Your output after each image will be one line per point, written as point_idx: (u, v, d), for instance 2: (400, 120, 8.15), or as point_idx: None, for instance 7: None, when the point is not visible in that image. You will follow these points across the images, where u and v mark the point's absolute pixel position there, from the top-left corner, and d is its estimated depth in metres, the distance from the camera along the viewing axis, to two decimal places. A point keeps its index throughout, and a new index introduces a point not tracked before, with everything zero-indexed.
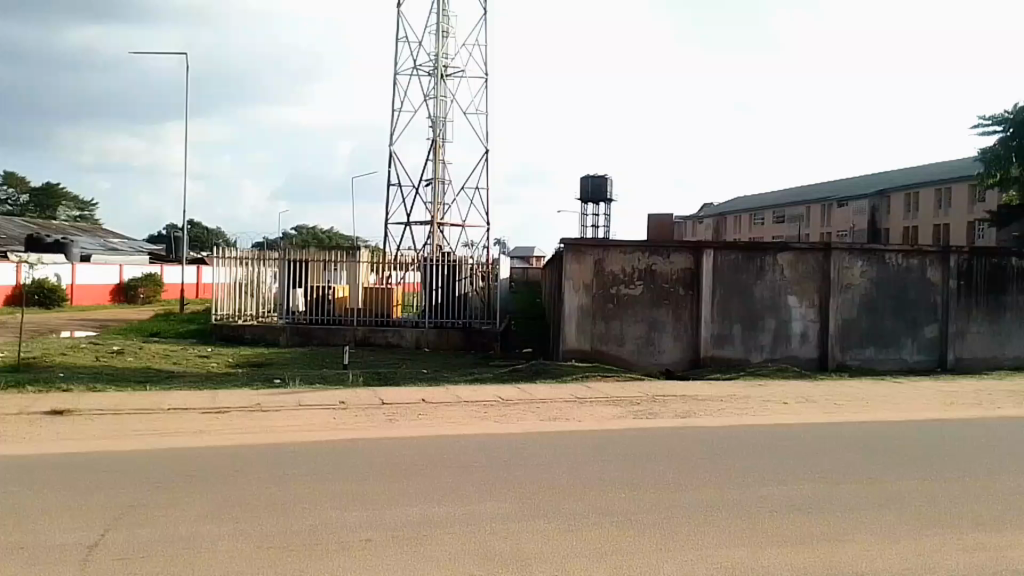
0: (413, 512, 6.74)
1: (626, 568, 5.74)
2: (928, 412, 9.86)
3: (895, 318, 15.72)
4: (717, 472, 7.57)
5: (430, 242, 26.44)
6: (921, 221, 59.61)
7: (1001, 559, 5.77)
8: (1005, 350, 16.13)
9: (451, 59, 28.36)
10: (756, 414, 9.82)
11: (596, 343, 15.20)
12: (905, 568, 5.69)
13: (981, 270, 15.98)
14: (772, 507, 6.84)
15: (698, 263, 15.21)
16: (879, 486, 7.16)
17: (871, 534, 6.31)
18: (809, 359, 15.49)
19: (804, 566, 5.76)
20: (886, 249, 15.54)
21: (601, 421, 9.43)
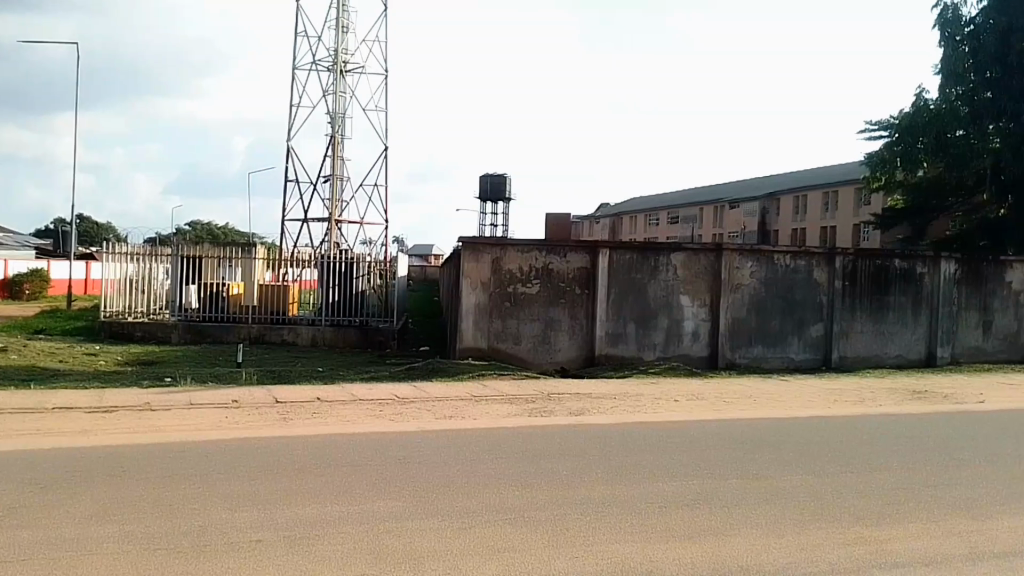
0: (306, 510, 6.68)
1: (512, 562, 5.79)
2: (814, 410, 10.21)
3: (782, 318, 16.11)
4: (609, 467, 7.69)
5: (327, 240, 26.51)
6: (808, 223, 61.03)
7: (882, 550, 5.93)
8: (886, 349, 16.70)
9: (350, 54, 28.73)
10: (648, 412, 10.00)
11: (492, 341, 15.19)
12: (789, 561, 5.81)
13: (866, 271, 16.49)
14: (663, 501, 6.93)
15: (594, 262, 15.30)
16: (768, 479, 7.34)
17: (760, 528, 6.42)
18: (699, 358, 15.80)
19: (687, 560, 5.85)
20: (774, 249, 15.91)
21: (495, 420, 9.47)
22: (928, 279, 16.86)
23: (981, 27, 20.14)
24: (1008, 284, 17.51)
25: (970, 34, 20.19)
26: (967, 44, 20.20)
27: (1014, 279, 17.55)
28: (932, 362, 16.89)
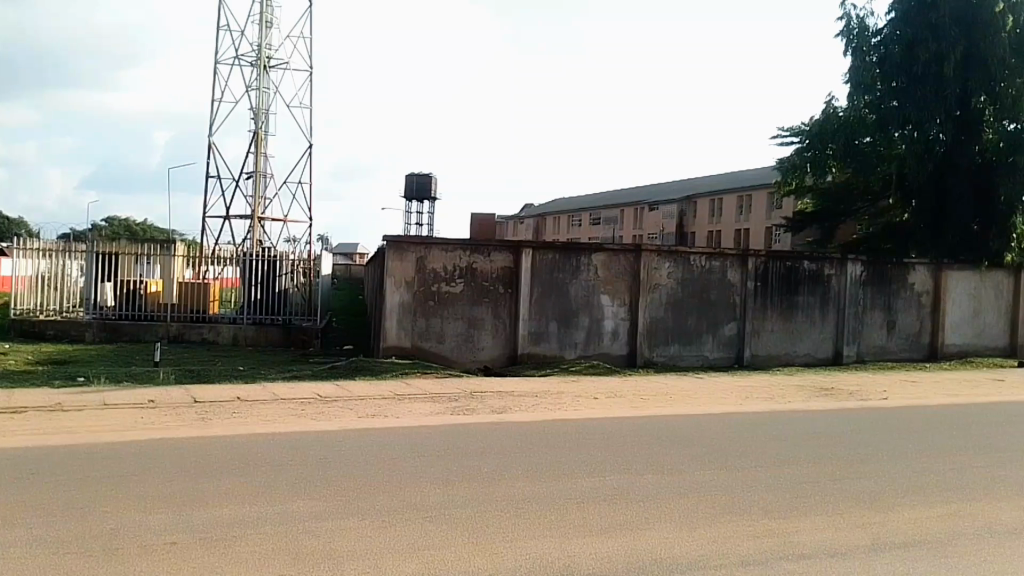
0: (224, 509, 6.59)
1: (429, 558, 5.84)
2: (728, 406, 10.58)
3: (697, 317, 16.56)
4: (530, 464, 7.81)
5: (250, 237, 26.23)
6: (724, 225, 62.98)
7: (788, 542, 6.16)
8: (795, 348, 17.36)
9: (273, 49, 28.36)
10: (569, 409, 10.20)
11: (416, 340, 15.19)
12: (699, 554, 5.99)
13: (776, 272, 17.09)
14: (580, 495, 7.08)
15: (517, 262, 15.42)
16: (683, 474, 7.54)
17: (674, 520, 6.60)
18: (617, 357, 16.11)
19: (601, 553, 6.00)
20: (690, 250, 16.32)
21: (418, 417, 9.54)
22: (835, 281, 17.59)
23: (888, 36, 20.43)
24: (911, 284, 18.63)
25: (877, 43, 20.54)
26: (874, 53, 20.49)
27: (916, 280, 18.69)
28: (838, 360, 17.72)
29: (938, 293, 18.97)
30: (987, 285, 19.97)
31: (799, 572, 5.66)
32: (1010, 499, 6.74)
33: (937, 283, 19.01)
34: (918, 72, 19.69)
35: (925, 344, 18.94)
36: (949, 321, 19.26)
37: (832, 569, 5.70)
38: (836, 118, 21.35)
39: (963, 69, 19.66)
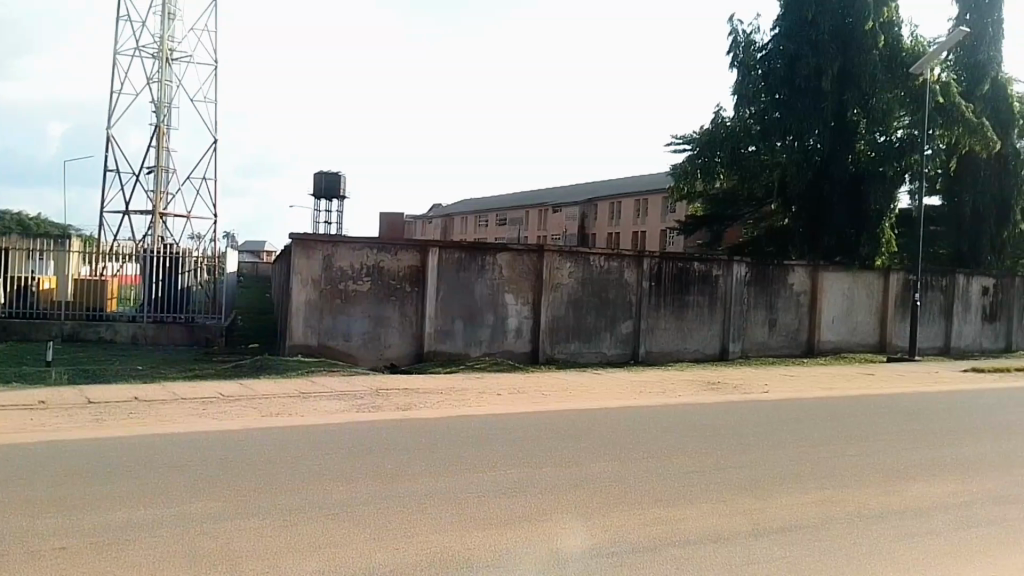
0: (118, 511, 6.45)
1: (328, 553, 5.89)
2: (623, 401, 11.02)
3: (596, 315, 17.05)
4: (433, 460, 7.95)
5: (151, 232, 25.40)
6: (622, 229, 65.40)
7: (677, 529, 6.49)
8: (686, 344, 18.14)
9: (175, 42, 27.44)
10: (473, 406, 10.42)
11: (322, 338, 15.08)
12: (590, 543, 6.24)
13: (669, 272, 17.84)
14: (479, 489, 7.26)
15: (424, 260, 15.54)
16: (581, 467, 7.82)
17: (571, 512, 6.83)
18: (520, 354, 16.42)
19: (498, 545, 6.18)
20: (590, 251, 16.81)
21: (321, 416, 9.54)
22: (723, 281, 18.50)
23: (773, 52, 22.64)
24: (791, 284, 19.71)
25: (764, 58, 22.74)
26: (761, 68, 22.79)
27: (795, 280, 19.78)
28: (724, 356, 18.62)
29: (816, 292, 20.10)
30: (859, 287, 21.07)
31: (684, 558, 5.97)
32: (879, 485, 7.29)
33: (814, 283, 20.10)
34: (801, 84, 21.98)
35: (803, 341, 20.04)
36: (826, 319, 20.37)
37: (716, 555, 6.03)
38: (725, 127, 23.27)
39: (839, 84, 22.04)
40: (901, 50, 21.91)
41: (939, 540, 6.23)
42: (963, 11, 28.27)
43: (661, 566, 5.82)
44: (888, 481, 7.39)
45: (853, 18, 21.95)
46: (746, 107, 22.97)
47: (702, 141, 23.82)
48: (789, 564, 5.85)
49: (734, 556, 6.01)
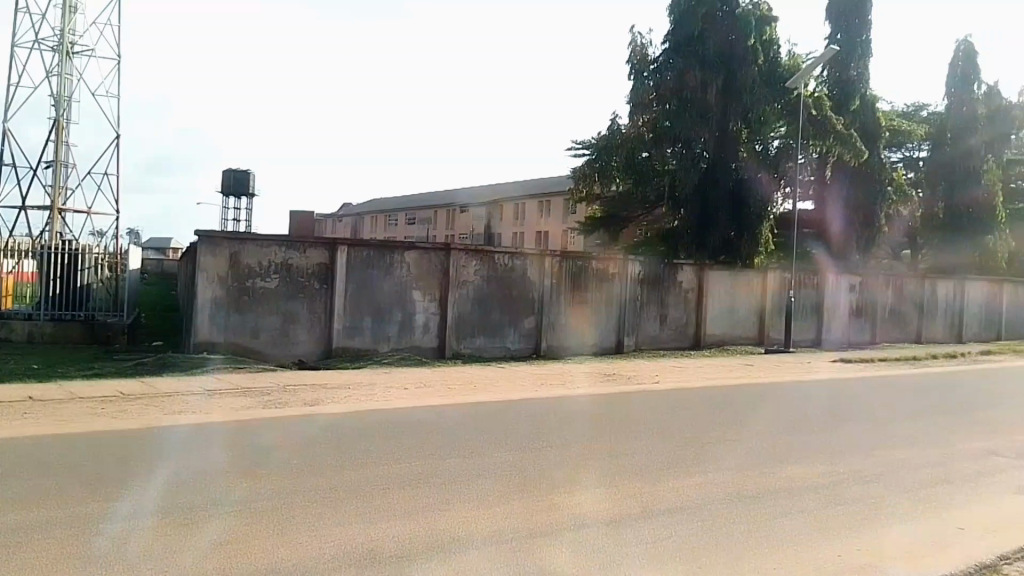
0: (9, 517, 6.25)
1: (230, 549, 5.94)
2: (526, 393, 11.49)
3: (500, 311, 17.59)
4: (340, 455, 8.09)
5: (48, 229, 24.23)
6: (526, 228, 68.45)
7: (573, 514, 6.87)
8: (585, 338, 18.86)
9: (77, 34, 26.28)
10: (380, 400, 10.64)
11: (229, 335, 14.84)
12: (490, 530, 6.54)
13: (569, 271, 18.54)
14: (382, 481, 7.47)
15: (332, 258, 15.62)
16: (483, 458, 8.14)
17: (472, 501, 7.13)
18: (428, 349, 16.76)
19: (401, 534, 6.40)
20: (494, 249, 17.31)
21: (226, 414, 9.52)
22: (619, 278, 19.27)
23: (664, 64, 24.84)
24: (679, 283, 20.73)
25: (656, 70, 24.98)
26: (653, 79, 25.01)
27: (683, 279, 20.80)
28: (620, 349, 19.49)
29: (701, 290, 21.15)
30: (739, 286, 22.18)
31: (577, 543, 6.31)
32: (757, 468, 7.90)
33: (701, 281, 21.18)
34: (690, 95, 24.05)
35: (690, 334, 21.09)
36: (710, 314, 21.46)
37: (607, 538, 6.41)
38: (621, 133, 25.91)
39: (725, 96, 24.15)
40: (780, 65, 24.57)
41: (809, 517, 6.83)
42: (833, 30, 31.28)
43: (555, 549, 6.17)
44: (765, 465, 8.01)
45: (735, 37, 24.26)
46: (640, 114, 25.25)
47: (601, 146, 26.42)
48: (676, 545, 6.29)
49: (626, 539, 6.41)
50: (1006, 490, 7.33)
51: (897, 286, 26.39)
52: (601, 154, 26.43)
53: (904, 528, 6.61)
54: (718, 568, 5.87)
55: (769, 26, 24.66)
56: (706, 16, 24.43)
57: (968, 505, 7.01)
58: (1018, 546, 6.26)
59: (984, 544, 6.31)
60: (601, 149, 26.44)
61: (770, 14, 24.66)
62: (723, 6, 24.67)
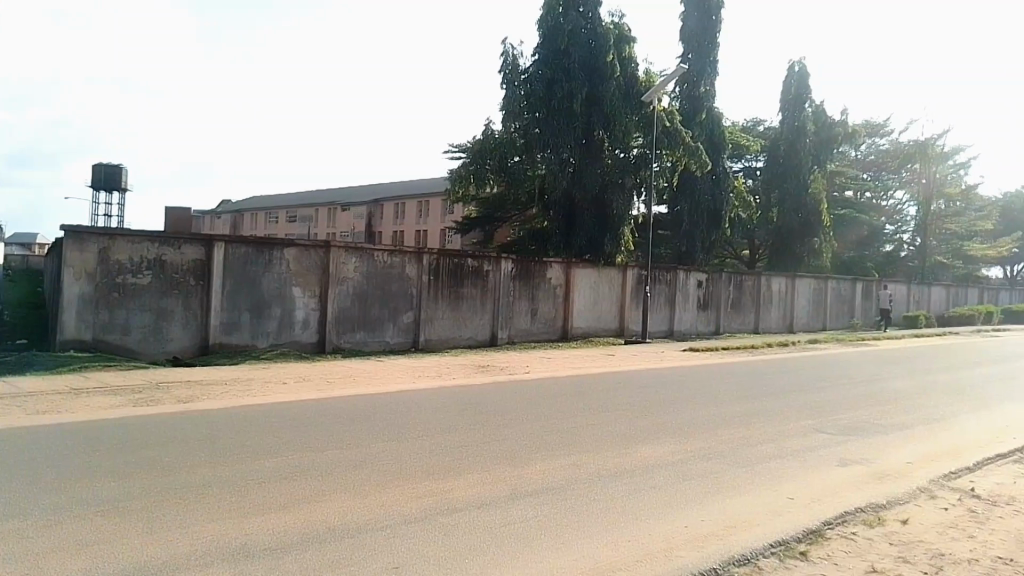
0: None
1: (99, 548, 5.86)
2: (404, 385, 11.86)
3: (380, 306, 17.79)
4: (218, 453, 8.09)
5: None
6: (407, 227, 69.41)
7: (447, 499, 7.22)
8: (461, 332, 19.47)
9: None
10: (256, 395, 10.66)
11: (98, 333, 14.32)
12: (367, 518, 6.77)
13: (446, 267, 19.09)
14: (259, 476, 7.55)
15: (209, 255, 15.33)
16: (361, 449, 8.38)
17: (345, 491, 7.32)
18: (308, 345, 16.74)
19: (274, 526, 6.51)
20: (373, 246, 17.53)
21: (93, 413, 9.25)
22: (493, 275, 20.13)
23: (533, 76, 25.06)
24: (549, 278, 21.72)
25: (525, 79, 25.08)
26: (524, 87, 25.07)
27: (552, 275, 21.80)
28: (493, 342, 20.22)
29: (568, 285, 22.25)
30: (602, 281, 23.56)
31: (452, 525, 6.66)
32: (618, 451, 8.55)
33: (569, 277, 22.31)
34: (557, 105, 24.49)
35: (559, 327, 22.18)
36: (576, 307, 22.60)
37: (480, 519, 6.80)
38: (496, 138, 26.17)
39: (589, 107, 25.03)
40: (638, 81, 25.56)
41: (663, 493, 7.47)
42: (686, 51, 32.17)
43: (427, 534, 6.47)
44: (626, 447, 8.69)
45: (597, 51, 25.11)
46: (511, 121, 25.43)
47: (475, 150, 26.65)
48: (543, 525, 6.74)
49: (496, 521, 6.79)
50: (830, 463, 8.33)
51: (738, 280, 28.52)
52: (474, 158, 26.58)
53: (746, 499, 7.38)
54: (580, 543, 6.37)
55: (628, 44, 25.83)
56: (571, 32, 24.86)
57: (799, 477, 7.91)
58: (839, 511, 7.14)
59: (810, 511, 7.15)
60: (474, 153, 26.67)
61: (628, 33, 25.85)
62: (587, 22, 25.36)
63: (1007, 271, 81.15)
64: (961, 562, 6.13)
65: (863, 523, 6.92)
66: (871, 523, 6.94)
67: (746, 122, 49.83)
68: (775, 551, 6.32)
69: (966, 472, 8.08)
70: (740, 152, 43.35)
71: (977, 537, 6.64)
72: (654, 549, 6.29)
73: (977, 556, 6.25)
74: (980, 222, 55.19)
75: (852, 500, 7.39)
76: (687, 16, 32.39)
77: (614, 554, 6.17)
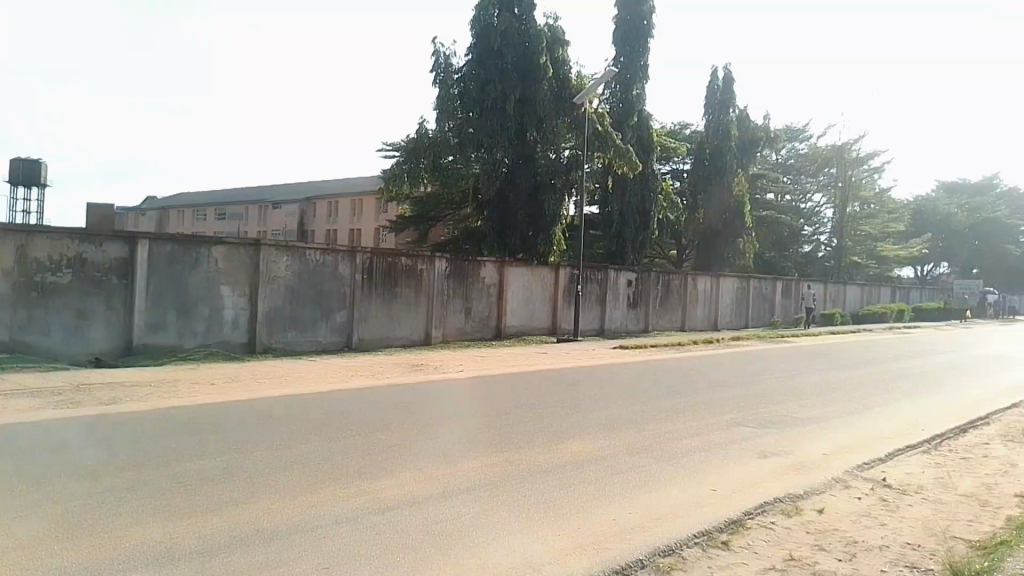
0: None
1: (14, 555, 5.65)
2: (336, 384, 11.86)
3: (312, 306, 17.57)
4: (145, 457, 7.92)
5: None
6: (340, 226, 69.08)
7: (378, 499, 7.21)
8: (394, 332, 19.41)
9: None
10: (184, 396, 10.48)
11: (16, 333, 13.97)
12: (298, 519, 6.71)
13: (380, 266, 18.97)
14: (186, 480, 7.42)
15: (133, 253, 15.02)
16: (292, 451, 8.32)
17: (275, 493, 7.25)
18: (237, 345, 16.44)
19: (202, 529, 6.39)
20: (306, 245, 17.32)
21: (10, 417, 8.96)
22: (427, 274, 20.11)
23: (467, 76, 25.66)
24: (483, 277, 21.82)
25: (459, 79, 25.71)
26: (458, 88, 25.69)
27: (486, 274, 21.90)
28: (428, 341, 20.22)
29: (502, 285, 22.40)
30: (535, 279, 23.74)
31: (383, 524, 6.66)
32: (547, 448, 8.70)
33: (502, 277, 22.43)
34: (490, 106, 25.09)
35: (493, 326, 22.30)
36: (509, 306, 22.76)
37: (412, 518, 6.82)
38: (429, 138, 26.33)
39: (522, 108, 25.24)
40: (569, 84, 25.85)
41: (590, 488, 7.64)
42: (619, 53, 32.56)
43: (358, 533, 6.45)
44: (555, 444, 8.85)
45: (530, 52, 25.41)
46: (445, 121, 25.79)
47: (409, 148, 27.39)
48: (472, 520, 6.81)
49: (426, 518, 6.83)
50: (752, 456, 8.64)
51: (667, 280, 29.17)
52: (408, 156, 26.79)
53: (671, 492, 7.59)
54: (510, 539, 6.45)
55: (562, 47, 26.20)
56: (503, 33, 25.13)
57: (721, 470, 8.18)
58: (759, 502, 7.41)
59: (734, 502, 7.40)
60: (407, 151, 26.87)
61: (561, 35, 26.15)
62: (520, 23, 25.71)
63: (919, 271, 83.95)
64: (873, 549, 6.42)
65: (782, 512, 7.20)
66: (789, 512, 7.22)
67: (673, 125, 50.35)
68: (698, 542, 6.52)
69: (878, 463, 8.50)
70: (668, 157, 44.74)
71: (887, 524, 6.98)
72: (582, 543, 6.41)
73: (888, 542, 6.56)
74: (892, 224, 57.29)
75: (772, 491, 7.68)
76: (621, 18, 32.59)
77: (542, 548, 6.27)
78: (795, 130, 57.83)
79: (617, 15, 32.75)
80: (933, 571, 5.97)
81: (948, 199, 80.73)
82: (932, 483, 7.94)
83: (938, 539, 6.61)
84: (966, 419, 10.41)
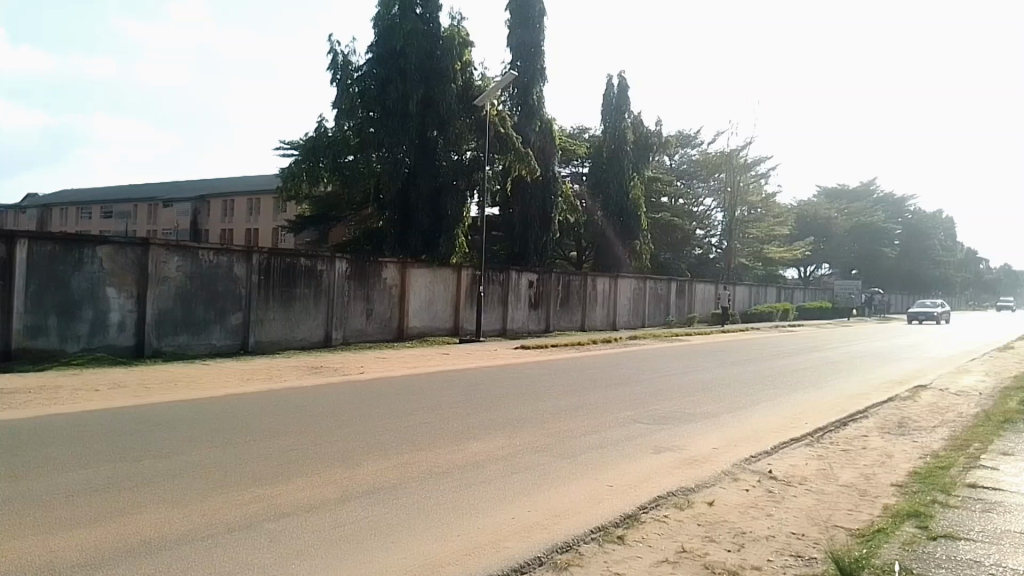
0: None
1: None
2: (231, 389, 11.60)
3: (204, 308, 17.09)
4: (26, 468, 7.50)
5: None
6: (235, 225, 67.13)
7: (273, 505, 7.01)
8: (293, 333, 19.04)
9: None
10: (66, 404, 10.00)
11: None
12: (186, 526, 6.45)
13: (278, 267, 18.64)
14: (71, 492, 7.05)
15: (10, 253, 14.20)
16: (185, 460, 8.02)
17: (163, 502, 6.96)
18: (124, 349, 15.90)
19: (89, 540, 6.07)
20: (197, 245, 16.87)
21: None
22: (327, 275, 19.85)
23: (367, 73, 25.61)
24: (384, 279, 21.66)
25: (359, 77, 25.69)
26: (358, 86, 25.70)
27: (388, 276, 21.75)
28: (327, 343, 19.93)
29: (404, 286, 22.27)
30: (438, 281, 23.71)
31: (277, 530, 6.46)
32: (444, 451, 8.74)
33: (404, 278, 22.31)
34: (391, 106, 25.09)
35: (394, 327, 22.17)
36: (412, 307, 22.69)
37: (307, 522, 6.65)
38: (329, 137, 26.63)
39: (425, 107, 25.56)
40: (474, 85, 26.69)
41: (488, 489, 7.69)
42: (514, 57, 32.73)
43: (254, 540, 6.23)
44: (453, 446, 8.92)
45: (436, 55, 25.65)
46: (346, 120, 25.87)
47: (308, 147, 27.57)
48: (369, 522, 6.72)
49: (323, 521, 6.69)
50: (646, 453, 8.94)
51: (568, 280, 29.66)
52: (306, 155, 27.34)
53: (567, 490, 7.73)
54: (408, 540, 6.37)
55: (468, 48, 26.49)
56: (408, 33, 25.11)
57: (619, 468, 8.38)
58: (654, 496, 7.62)
59: (630, 497, 7.58)
60: (305, 149, 27.32)
61: (467, 37, 26.52)
62: (424, 23, 25.85)
63: (803, 273, 87.69)
64: (760, 539, 6.65)
65: (674, 506, 7.42)
66: (681, 506, 7.43)
67: (572, 129, 51.38)
68: (594, 537, 6.61)
69: (764, 457, 8.93)
70: (567, 159, 45.75)
71: (773, 515, 7.26)
72: (482, 542, 6.40)
73: (774, 533, 6.80)
74: (777, 227, 59.97)
75: (665, 486, 7.91)
76: (514, 25, 33.14)
77: (438, 549, 6.21)
78: (685, 135, 59.36)
79: (510, 21, 33.22)
80: (815, 558, 6.22)
81: (831, 205, 84.74)
82: (815, 474, 8.37)
83: (820, 528, 6.91)
84: (843, 413, 11.05)
